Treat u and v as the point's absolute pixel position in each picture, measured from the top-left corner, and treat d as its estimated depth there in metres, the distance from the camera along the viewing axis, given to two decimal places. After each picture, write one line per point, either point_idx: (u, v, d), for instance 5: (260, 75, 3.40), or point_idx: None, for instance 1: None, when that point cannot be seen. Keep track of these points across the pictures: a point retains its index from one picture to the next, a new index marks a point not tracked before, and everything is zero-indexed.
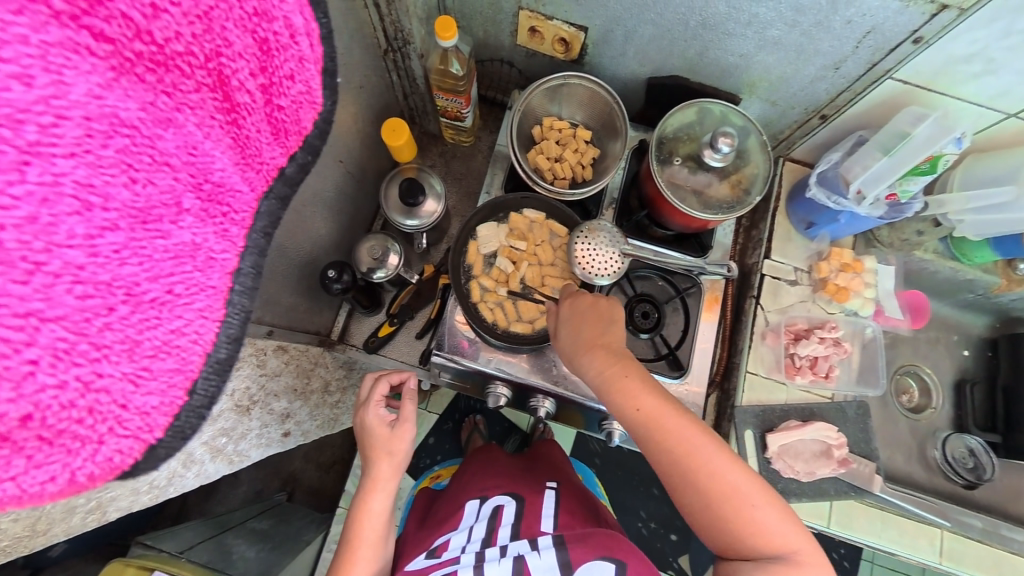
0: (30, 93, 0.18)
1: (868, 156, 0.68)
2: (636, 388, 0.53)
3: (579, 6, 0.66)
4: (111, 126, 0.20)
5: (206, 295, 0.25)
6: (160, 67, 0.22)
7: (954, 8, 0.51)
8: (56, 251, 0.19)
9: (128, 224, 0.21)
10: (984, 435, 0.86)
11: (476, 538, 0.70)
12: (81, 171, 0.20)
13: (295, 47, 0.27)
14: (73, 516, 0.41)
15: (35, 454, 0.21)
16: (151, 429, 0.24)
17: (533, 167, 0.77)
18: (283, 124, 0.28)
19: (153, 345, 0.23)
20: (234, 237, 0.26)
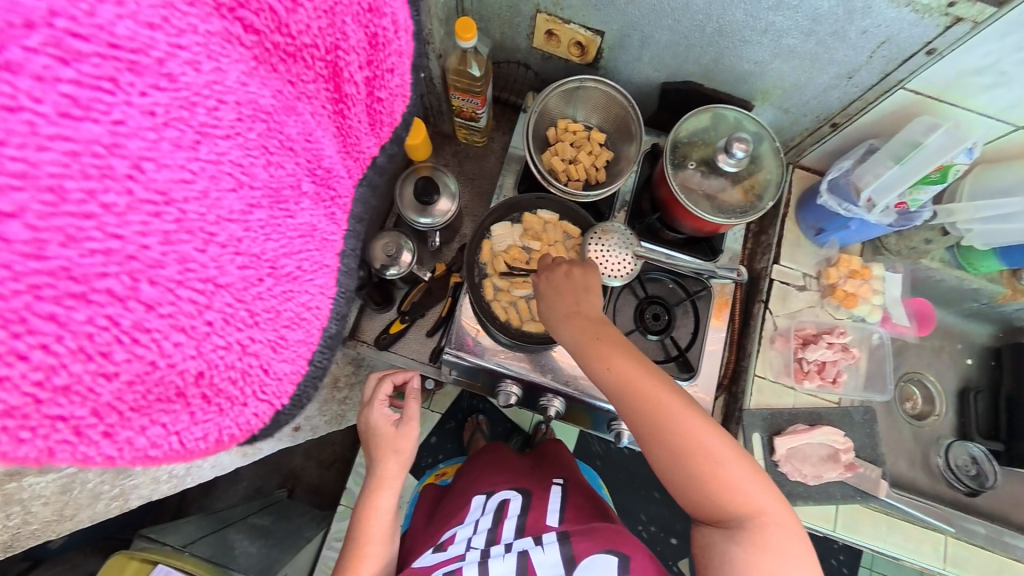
0: (199, 78, 0.23)
1: (879, 164, 0.68)
2: (610, 349, 0.53)
3: (598, 10, 0.67)
4: (255, 109, 0.25)
5: (321, 279, 0.31)
6: (290, 57, 0.26)
7: (968, 21, 0.52)
8: (223, 225, 0.25)
9: (267, 203, 0.27)
10: (987, 443, 0.87)
11: (481, 530, 0.71)
12: (235, 151, 0.24)
13: (395, 43, 0.31)
14: (98, 501, 0.42)
15: (199, 411, 0.27)
16: (279, 396, 0.30)
17: (548, 168, 0.77)
18: (379, 115, 0.33)
19: (288, 317, 0.29)
20: (338, 220, 0.32)
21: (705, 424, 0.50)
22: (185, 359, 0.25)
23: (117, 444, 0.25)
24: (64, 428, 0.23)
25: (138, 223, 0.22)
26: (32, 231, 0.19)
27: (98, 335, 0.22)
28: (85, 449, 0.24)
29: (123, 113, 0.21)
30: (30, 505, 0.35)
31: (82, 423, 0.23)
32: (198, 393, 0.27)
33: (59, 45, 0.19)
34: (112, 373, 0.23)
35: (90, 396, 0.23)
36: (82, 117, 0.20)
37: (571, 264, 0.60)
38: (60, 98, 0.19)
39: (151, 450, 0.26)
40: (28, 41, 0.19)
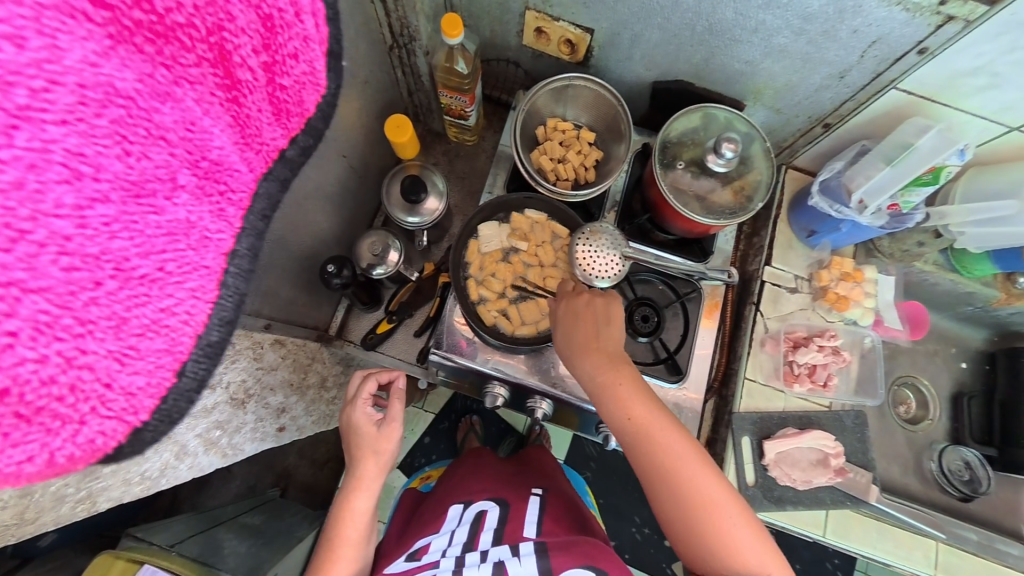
0: (22, 55, 0.18)
1: (871, 165, 0.67)
2: (625, 390, 0.52)
3: (587, 8, 0.66)
4: (105, 91, 0.21)
5: (196, 278, 0.25)
6: (159, 38, 0.22)
7: (960, 20, 0.51)
8: (42, 220, 0.20)
9: (120, 198, 0.22)
10: (980, 449, 0.86)
11: (457, 542, 0.70)
12: (72, 139, 0.20)
13: (300, 25, 0.27)
14: (63, 504, 0.41)
15: (12, 432, 0.21)
16: (136, 412, 0.24)
17: (536, 167, 0.76)
18: (285, 104, 0.28)
19: (141, 323, 0.23)
20: (230, 218, 0.26)
21: (713, 476, 0.50)
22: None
23: None
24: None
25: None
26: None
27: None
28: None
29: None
30: None
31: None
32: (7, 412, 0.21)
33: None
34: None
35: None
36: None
37: (593, 293, 0.58)
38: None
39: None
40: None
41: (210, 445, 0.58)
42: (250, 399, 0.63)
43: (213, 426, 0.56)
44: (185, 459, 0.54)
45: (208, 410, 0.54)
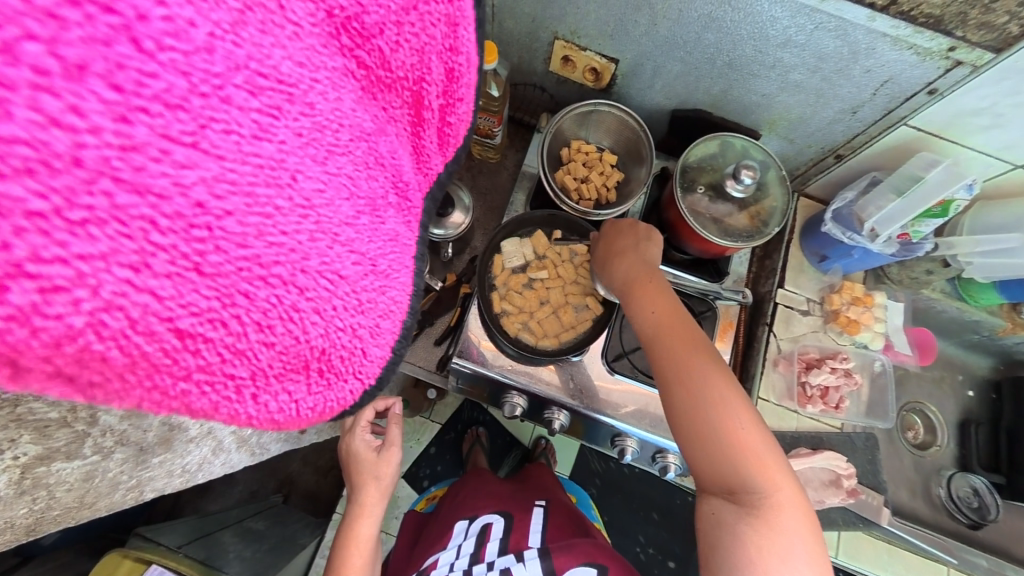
0: (327, 105, 0.24)
1: (882, 196, 0.71)
2: (651, 295, 0.55)
3: (613, 39, 0.70)
4: (361, 130, 0.26)
5: (408, 275, 0.30)
6: (387, 88, 0.27)
7: (966, 65, 0.55)
8: (341, 228, 0.25)
9: (367, 212, 0.27)
10: (988, 476, 0.88)
11: (465, 554, 0.72)
12: (348, 167, 0.25)
13: (470, 76, 0.30)
14: (117, 490, 0.43)
15: (313, 383, 0.28)
16: (370, 376, 0.30)
17: (560, 186, 0.80)
18: (449, 137, 0.32)
19: (382, 309, 0.29)
20: (415, 229, 0.31)
21: (730, 385, 0.49)
22: (316, 336, 0.26)
23: (259, 404, 0.26)
24: (229, 386, 0.24)
25: (295, 222, 0.23)
26: (240, 225, 0.22)
27: (269, 309, 0.24)
28: (235, 407, 0.26)
29: (283, 134, 0.22)
30: (54, 490, 0.37)
31: (242, 382, 0.25)
32: (318, 367, 0.27)
33: (252, 82, 0.21)
34: (267, 343, 0.24)
35: (245, 358, 0.24)
36: (258, 138, 0.21)
37: (636, 223, 0.64)
38: (250, 123, 0.21)
39: (277, 414, 0.27)
40: (234, 80, 0.20)
41: (242, 442, 0.59)
42: None
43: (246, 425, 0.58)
44: (220, 455, 0.55)
45: None
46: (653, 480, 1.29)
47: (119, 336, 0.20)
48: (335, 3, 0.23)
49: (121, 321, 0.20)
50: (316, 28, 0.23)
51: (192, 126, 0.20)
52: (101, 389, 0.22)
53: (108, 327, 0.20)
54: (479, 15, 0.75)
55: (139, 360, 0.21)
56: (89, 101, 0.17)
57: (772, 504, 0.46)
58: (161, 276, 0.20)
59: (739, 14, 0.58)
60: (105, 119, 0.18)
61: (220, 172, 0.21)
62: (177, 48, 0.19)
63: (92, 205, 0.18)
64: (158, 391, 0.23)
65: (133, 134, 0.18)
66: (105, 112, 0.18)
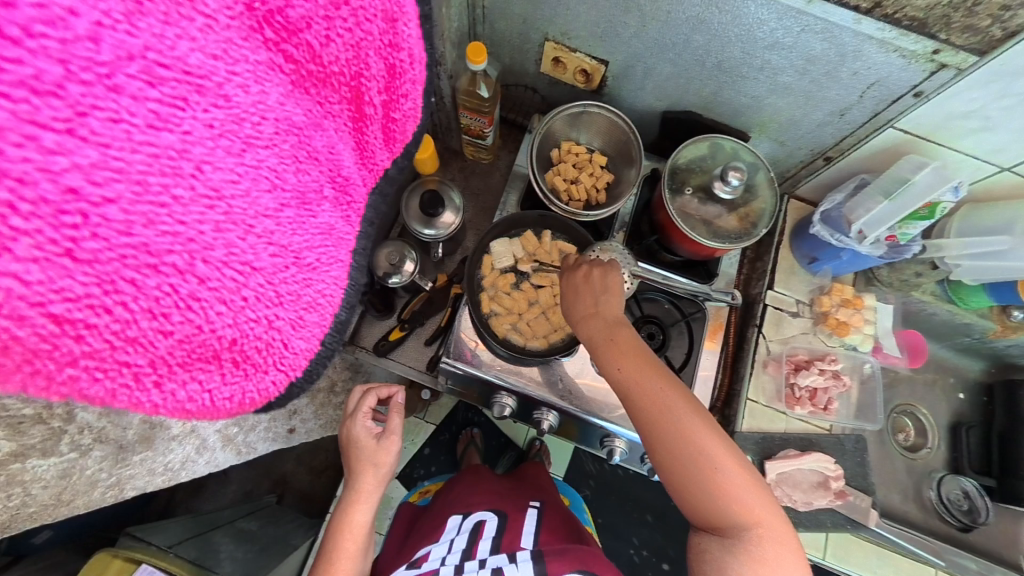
0: (248, 98, 0.25)
1: (870, 198, 0.70)
2: (621, 349, 0.54)
3: (603, 41, 0.70)
4: (289, 124, 0.27)
5: (339, 268, 0.33)
6: (321, 83, 0.28)
7: (952, 68, 0.55)
8: (261, 220, 0.27)
9: (295, 204, 0.29)
10: (980, 479, 0.88)
11: (457, 549, 0.71)
12: (273, 160, 0.27)
13: (412, 72, 0.32)
14: (95, 488, 0.42)
15: (226, 373, 0.29)
16: (294, 368, 0.32)
17: (550, 187, 0.80)
18: (394, 133, 0.35)
19: (307, 300, 0.31)
20: (353, 223, 0.34)
21: (707, 427, 0.50)
22: (224, 328, 0.27)
23: (164, 394, 0.27)
24: (125, 373, 0.24)
25: (198, 214, 0.24)
26: (124, 213, 0.21)
27: (163, 298, 0.24)
28: (137, 395, 0.26)
29: (189, 125, 0.23)
30: (30, 487, 0.37)
31: (141, 371, 0.25)
32: (231, 357, 0.28)
33: (149, 72, 0.21)
34: (165, 331, 0.25)
35: (142, 346, 0.24)
36: (153, 128, 0.22)
37: (590, 266, 0.60)
38: (144, 112, 0.21)
39: (188, 404, 0.28)
40: (128, 69, 0.20)
41: (227, 441, 0.59)
42: None
43: (231, 423, 0.58)
44: (204, 453, 0.55)
45: None
46: (646, 482, 1.28)
47: None
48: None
49: None
50: (234, 21, 0.24)
51: (66, 112, 0.19)
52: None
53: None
54: (471, 17, 0.76)
55: (10, 344, 0.21)
56: None
57: (769, 540, 0.48)
58: (26, 260, 0.19)
59: (727, 16, 0.58)
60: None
61: (101, 159, 0.20)
62: (50, 35, 0.18)
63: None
64: (41, 376, 0.22)
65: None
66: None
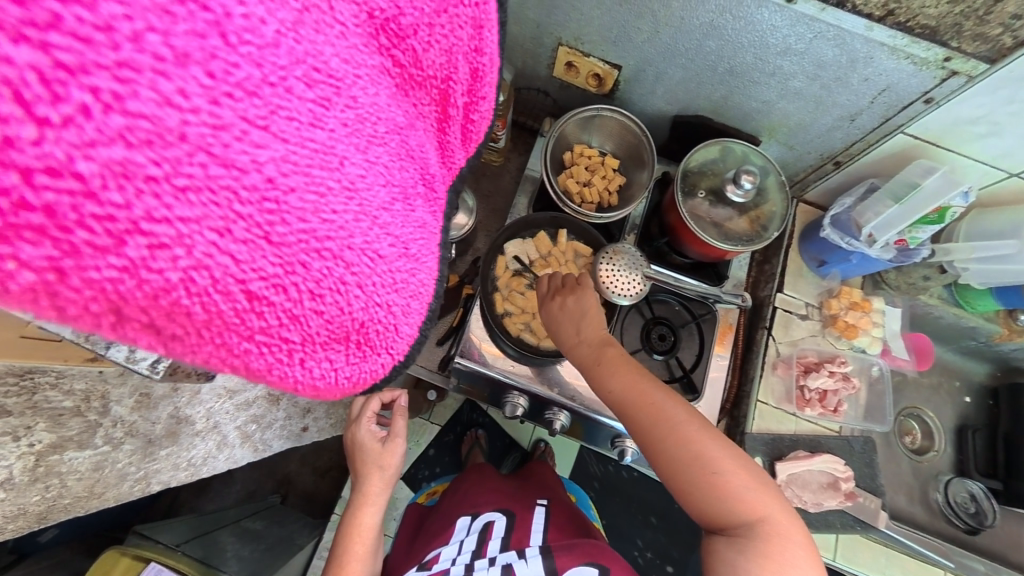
0: (369, 98, 0.25)
1: (879, 203, 0.72)
2: (609, 363, 0.56)
3: (616, 46, 0.72)
4: (394, 124, 0.26)
5: (433, 260, 0.31)
6: (417, 86, 0.28)
7: (962, 75, 0.56)
8: (377, 212, 0.25)
9: (401, 198, 0.27)
10: (985, 481, 0.88)
11: (466, 550, 0.72)
12: (388, 155, 0.26)
13: (490, 78, 0.33)
14: (125, 481, 0.43)
15: (350, 355, 0.27)
16: (398, 352, 0.30)
17: (563, 190, 0.81)
18: (471, 133, 0.34)
19: (414, 288, 0.29)
20: (439, 218, 0.32)
21: (699, 428, 0.51)
22: (359, 310, 0.26)
23: (309, 369, 0.25)
24: (281, 350, 0.24)
25: (341, 203, 0.23)
26: (301, 201, 0.22)
27: (323, 279, 0.23)
28: (285, 370, 0.25)
29: (333, 123, 0.23)
30: (66, 480, 0.38)
31: (295, 347, 0.24)
32: (358, 339, 0.27)
33: (310, 74, 0.21)
34: (319, 312, 0.24)
35: (300, 325, 0.24)
36: (314, 125, 0.22)
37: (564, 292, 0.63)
38: (307, 110, 0.21)
39: (320, 382, 0.26)
40: (293, 71, 0.21)
41: (246, 438, 0.60)
42: (283, 397, 0.65)
43: (250, 420, 0.59)
44: (225, 449, 0.56)
45: (250, 402, 0.56)
46: (652, 483, 1.29)
47: (204, 293, 0.20)
48: (375, 5, 0.24)
49: (206, 280, 0.20)
50: (359, 28, 0.24)
51: (264, 111, 0.20)
52: (176, 341, 0.22)
53: (195, 285, 0.20)
54: None
55: (213, 318, 0.21)
56: (191, 85, 0.18)
57: (777, 536, 0.48)
58: (241, 242, 0.21)
59: (740, 22, 0.59)
60: (202, 100, 0.19)
61: (285, 153, 0.21)
62: (253, 43, 0.20)
63: (192, 174, 0.19)
64: (224, 348, 0.23)
65: (221, 115, 0.19)
66: (202, 95, 0.19)
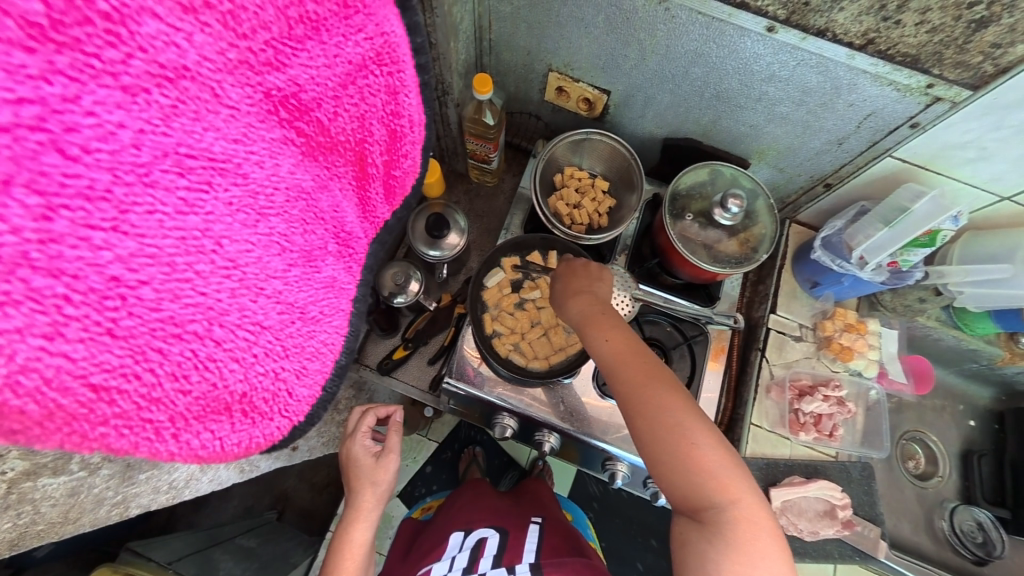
0: (263, 172, 0.28)
1: (870, 225, 0.71)
2: (605, 323, 0.57)
3: (604, 72, 0.73)
4: (298, 190, 0.31)
5: (336, 317, 0.36)
6: (327, 150, 0.32)
7: (947, 101, 0.56)
8: (269, 281, 0.30)
9: (300, 262, 0.32)
10: (993, 510, 0.85)
11: (458, 568, 0.71)
12: (282, 226, 0.30)
13: (412, 135, 0.37)
14: (101, 507, 0.44)
15: (235, 423, 0.31)
16: (297, 414, 0.35)
17: (553, 211, 0.81)
18: (394, 187, 0.40)
19: (312, 349, 0.34)
20: (354, 272, 0.38)
21: (683, 403, 0.50)
22: (236, 382, 0.30)
23: (180, 443, 0.29)
24: (147, 428, 0.27)
25: (216, 282, 0.27)
26: (156, 292, 0.25)
27: (183, 362, 0.27)
28: (157, 446, 0.28)
29: (212, 206, 0.26)
30: (40, 506, 0.37)
31: (161, 425, 0.27)
32: (241, 408, 0.31)
33: (180, 164, 0.24)
34: (184, 391, 0.27)
35: (162, 405, 0.27)
36: (184, 212, 0.25)
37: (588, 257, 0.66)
38: (175, 201, 0.24)
39: (201, 451, 0.30)
40: (161, 165, 0.23)
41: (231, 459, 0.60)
42: None
43: None
44: (208, 472, 0.56)
45: None
46: (651, 506, 1.26)
47: (35, 392, 0.22)
48: (273, 85, 0.27)
49: (36, 380, 0.22)
50: (253, 107, 0.27)
51: (112, 213, 0.22)
52: (20, 436, 0.23)
53: (23, 387, 0.22)
54: (478, 48, 0.79)
55: (54, 412, 0.23)
56: (12, 208, 0.20)
57: (746, 525, 0.46)
58: (74, 341, 0.23)
59: (724, 50, 0.60)
60: (26, 220, 0.20)
61: (139, 248, 0.23)
62: (104, 150, 0.22)
63: (8, 290, 0.20)
64: (77, 435, 0.25)
65: (52, 228, 0.21)
66: (26, 216, 0.20)
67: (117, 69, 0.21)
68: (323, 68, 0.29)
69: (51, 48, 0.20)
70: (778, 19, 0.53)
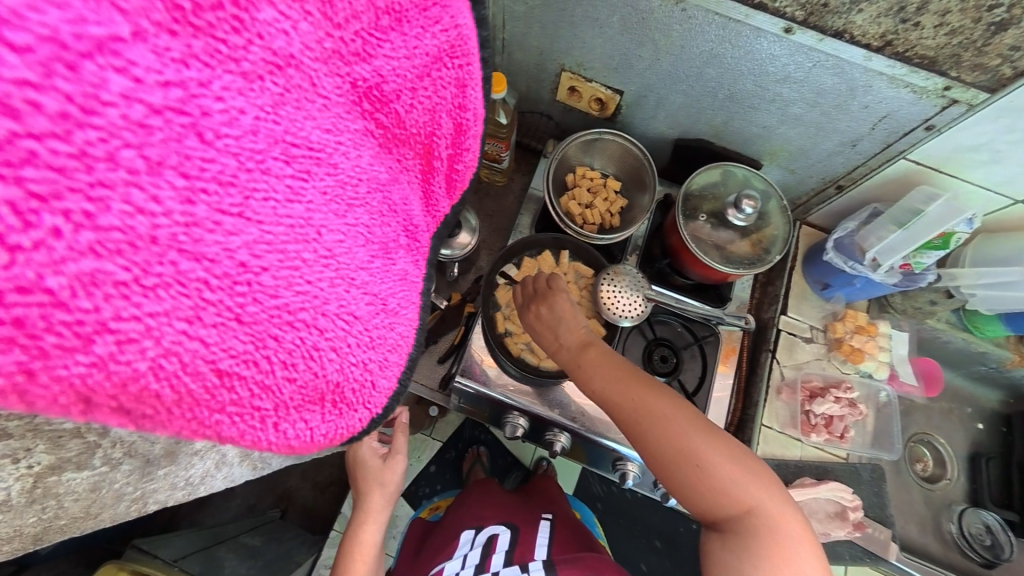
0: (349, 163, 0.26)
1: (884, 228, 0.71)
2: (590, 363, 0.56)
3: (617, 72, 0.73)
4: (377, 182, 0.28)
5: (412, 310, 0.33)
6: (401, 143, 0.30)
7: (963, 104, 0.56)
8: (357, 272, 0.27)
9: (380, 254, 0.29)
10: (1001, 512, 0.85)
11: (470, 564, 0.71)
12: (365, 216, 0.28)
13: (474, 129, 0.34)
14: (120, 502, 0.44)
15: (323, 415, 0.28)
16: (376, 405, 0.31)
17: (565, 211, 0.81)
18: (455, 182, 0.37)
19: (391, 342, 0.31)
20: (421, 265, 0.35)
21: (682, 423, 0.49)
22: (333, 371, 0.27)
23: (280, 433, 0.27)
24: (253, 417, 0.25)
25: (317, 271, 0.25)
26: (274, 279, 0.23)
27: (294, 349, 0.25)
28: (258, 434, 0.26)
29: (312, 194, 0.24)
30: (63, 500, 0.37)
31: (266, 413, 0.25)
32: (332, 399, 0.28)
33: (286, 151, 0.23)
34: (291, 378, 0.25)
35: (271, 393, 0.25)
36: (291, 201, 0.23)
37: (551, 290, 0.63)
38: (285, 188, 0.23)
39: (292, 441, 0.28)
40: (271, 152, 0.22)
41: (244, 456, 0.60)
42: None
43: None
44: (223, 468, 0.56)
45: None
46: (657, 507, 1.26)
47: (173, 375, 0.21)
48: (359, 76, 0.26)
49: (174, 364, 0.21)
50: (342, 98, 0.26)
51: (238, 198, 0.22)
52: (150, 419, 0.23)
53: (164, 370, 0.21)
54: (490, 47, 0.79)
55: (183, 396, 0.22)
56: (164, 189, 0.20)
57: (771, 529, 0.46)
58: (209, 326, 0.22)
59: (739, 51, 0.60)
60: (174, 202, 0.20)
61: (259, 235, 0.22)
62: (230, 135, 0.21)
63: (162, 273, 0.20)
64: (196, 421, 0.24)
65: (194, 212, 0.20)
66: (175, 197, 0.20)
67: (238, 56, 0.21)
68: (404, 59, 0.27)
69: (189, 33, 0.20)
70: (796, 20, 0.54)
